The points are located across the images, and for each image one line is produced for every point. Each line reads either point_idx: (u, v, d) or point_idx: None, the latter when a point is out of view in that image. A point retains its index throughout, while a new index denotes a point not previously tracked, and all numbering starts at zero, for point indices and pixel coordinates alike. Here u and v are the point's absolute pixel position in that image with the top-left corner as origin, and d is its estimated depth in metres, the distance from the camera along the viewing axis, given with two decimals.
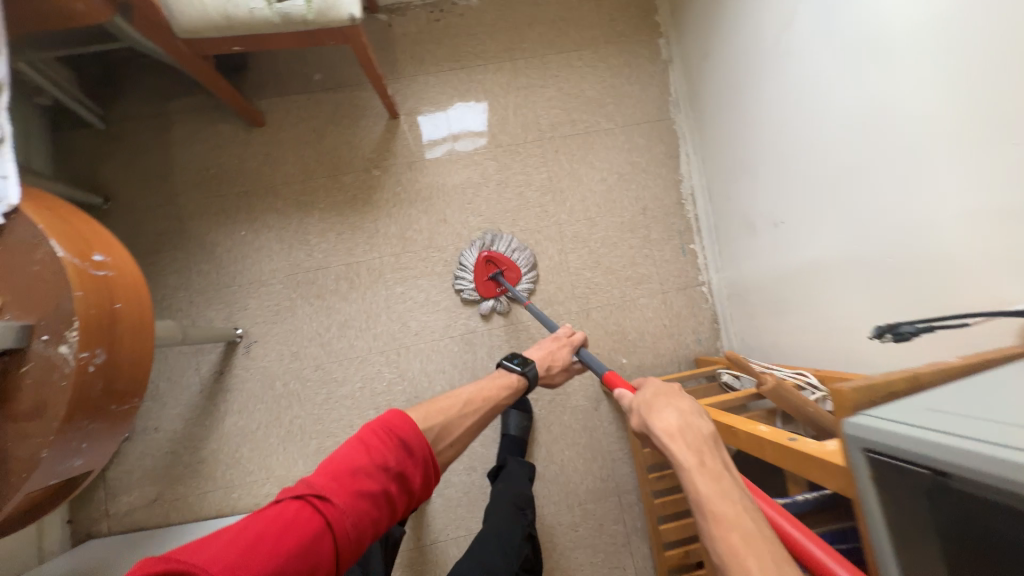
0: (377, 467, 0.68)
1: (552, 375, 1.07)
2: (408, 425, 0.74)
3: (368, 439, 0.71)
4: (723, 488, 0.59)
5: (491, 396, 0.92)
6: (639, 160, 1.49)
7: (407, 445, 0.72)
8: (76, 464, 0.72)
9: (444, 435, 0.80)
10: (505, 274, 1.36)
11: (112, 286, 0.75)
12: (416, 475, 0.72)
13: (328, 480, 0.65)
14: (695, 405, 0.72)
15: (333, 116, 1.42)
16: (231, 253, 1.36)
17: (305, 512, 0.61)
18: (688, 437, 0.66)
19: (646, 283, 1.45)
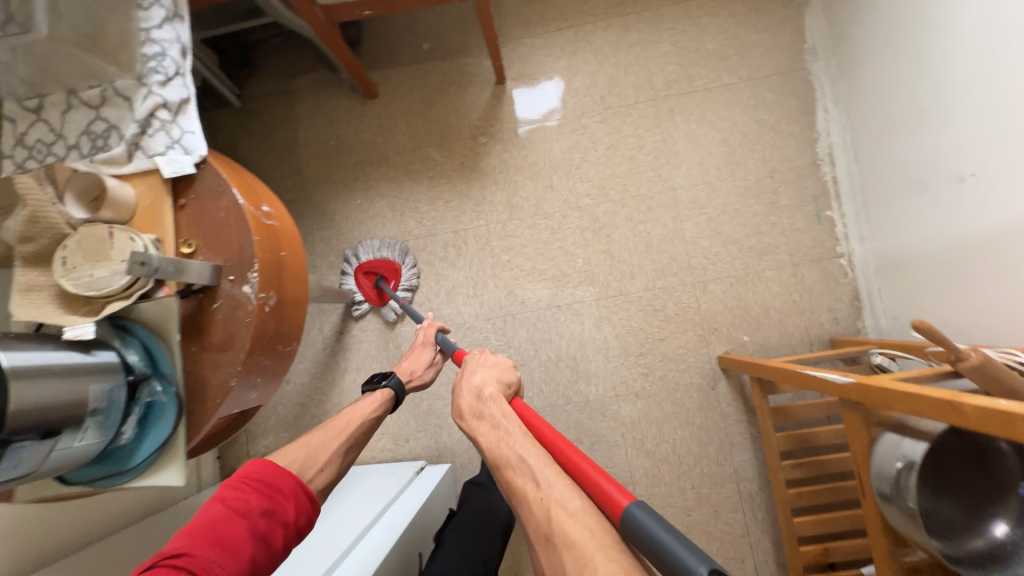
0: (240, 512, 0.63)
1: (419, 378, 1.04)
2: (266, 465, 0.70)
3: (224, 492, 0.66)
4: (501, 435, 0.64)
5: (356, 415, 0.89)
6: (767, 117, 1.34)
7: (269, 483, 0.68)
8: (251, 397, 0.79)
9: (310, 462, 0.77)
10: (386, 277, 1.35)
11: (278, 235, 0.80)
12: (289, 511, 0.68)
13: (186, 538, 0.60)
14: (502, 372, 0.81)
15: (441, 84, 1.43)
16: (348, 221, 1.43)
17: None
18: (472, 403, 0.73)
19: (773, 253, 1.31)
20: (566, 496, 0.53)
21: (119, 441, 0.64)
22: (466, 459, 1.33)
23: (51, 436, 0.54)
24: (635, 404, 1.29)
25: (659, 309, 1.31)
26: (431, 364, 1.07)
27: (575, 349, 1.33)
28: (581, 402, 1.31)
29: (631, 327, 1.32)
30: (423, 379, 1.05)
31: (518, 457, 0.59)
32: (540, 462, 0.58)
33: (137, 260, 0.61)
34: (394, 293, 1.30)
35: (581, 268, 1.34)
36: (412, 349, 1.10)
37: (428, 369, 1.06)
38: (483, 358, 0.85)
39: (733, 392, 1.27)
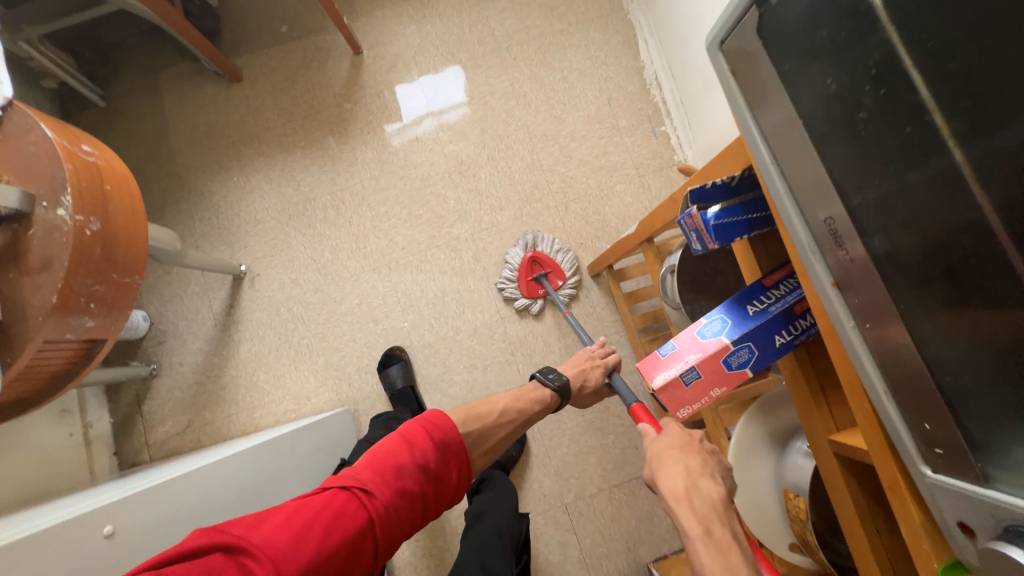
0: (419, 464, 0.71)
1: (584, 396, 1.03)
2: (447, 423, 0.77)
3: (412, 435, 0.74)
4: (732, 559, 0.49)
5: (525, 408, 0.93)
6: (598, 53, 1.51)
7: (446, 444, 0.75)
8: (88, 325, 0.81)
9: (478, 441, 0.83)
10: (551, 276, 1.36)
11: (101, 171, 0.85)
12: (452, 473, 0.75)
13: (374, 474, 0.69)
14: (721, 469, 0.62)
15: (302, 61, 1.52)
16: (227, 199, 1.47)
17: (350, 504, 0.65)
18: (698, 507, 0.55)
19: (621, 169, 1.45)
20: None
21: None
22: (370, 405, 1.36)
23: None
24: (521, 323, 1.38)
25: (530, 233, 1.42)
26: (598, 387, 1.05)
27: (459, 282, 1.40)
28: (471, 330, 1.38)
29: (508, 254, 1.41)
30: (581, 400, 1.05)
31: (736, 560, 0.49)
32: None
33: None
34: (553, 293, 1.30)
35: (454, 208, 1.44)
36: (581, 360, 1.08)
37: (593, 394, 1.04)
38: (693, 436, 0.65)
39: (606, 296, 1.39)
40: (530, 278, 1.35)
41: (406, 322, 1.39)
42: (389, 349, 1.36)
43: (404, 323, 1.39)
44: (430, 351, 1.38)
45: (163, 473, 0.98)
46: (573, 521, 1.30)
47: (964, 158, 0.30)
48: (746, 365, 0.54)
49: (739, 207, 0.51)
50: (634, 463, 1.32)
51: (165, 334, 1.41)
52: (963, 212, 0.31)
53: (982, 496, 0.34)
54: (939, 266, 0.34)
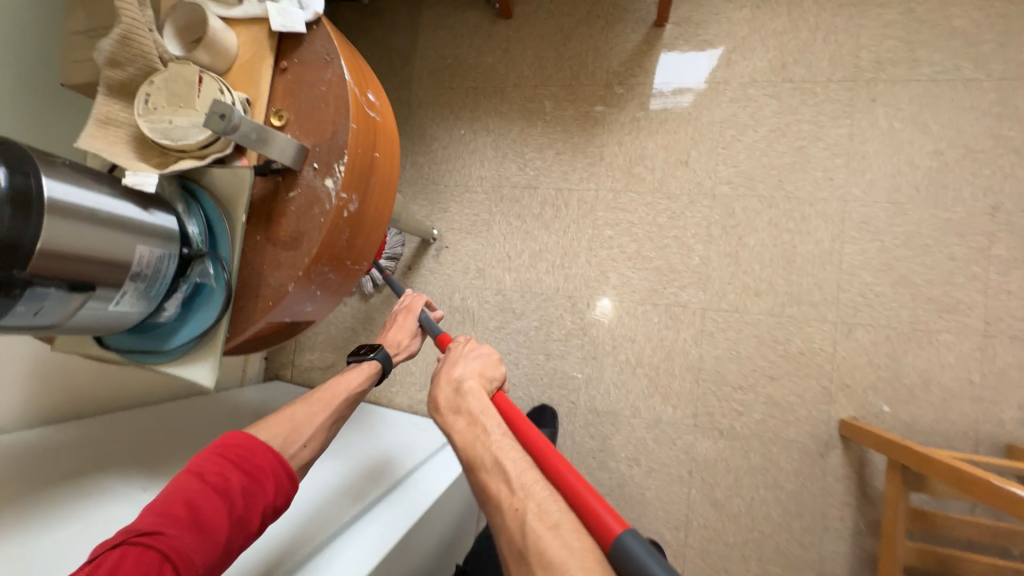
0: (214, 489, 0.52)
1: (406, 348, 0.87)
2: (248, 440, 0.59)
3: (200, 465, 0.54)
4: (473, 436, 0.59)
5: (341, 387, 0.74)
6: (1012, 134, 0.99)
7: (251, 458, 0.57)
8: (306, 309, 0.68)
9: (295, 437, 0.64)
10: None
11: (377, 133, 0.67)
12: (268, 492, 0.56)
13: (155, 516, 0.48)
14: (484, 364, 0.70)
15: (588, 15, 1.21)
16: (446, 151, 1.29)
17: (129, 558, 0.43)
18: (452, 402, 0.65)
19: (960, 313, 0.99)
20: (552, 509, 0.48)
21: (159, 317, 0.56)
22: None
23: (78, 292, 0.46)
24: (716, 442, 1.07)
25: (780, 341, 1.06)
26: (414, 333, 0.89)
27: (660, 358, 1.12)
28: (650, 420, 1.11)
29: (737, 353, 1.08)
30: (411, 349, 0.88)
31: (494, 459, 0.55)
32: (517, 467, 0.53)
33: (216, 111, 0.51)
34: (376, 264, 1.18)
35: (695, 268, 1.11)
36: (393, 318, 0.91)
37: (414, 340, 0.89)
38: (469, 347, 0.73)
39: (847, 468, 1.01)
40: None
41: (579, 374, 1.16)
42: (541, 407, 1.15)
43: (577, 375, 1.16)
44: (593, 419, 1.14)
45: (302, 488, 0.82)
46: None
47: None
48: None
49: None
50: None
51: None
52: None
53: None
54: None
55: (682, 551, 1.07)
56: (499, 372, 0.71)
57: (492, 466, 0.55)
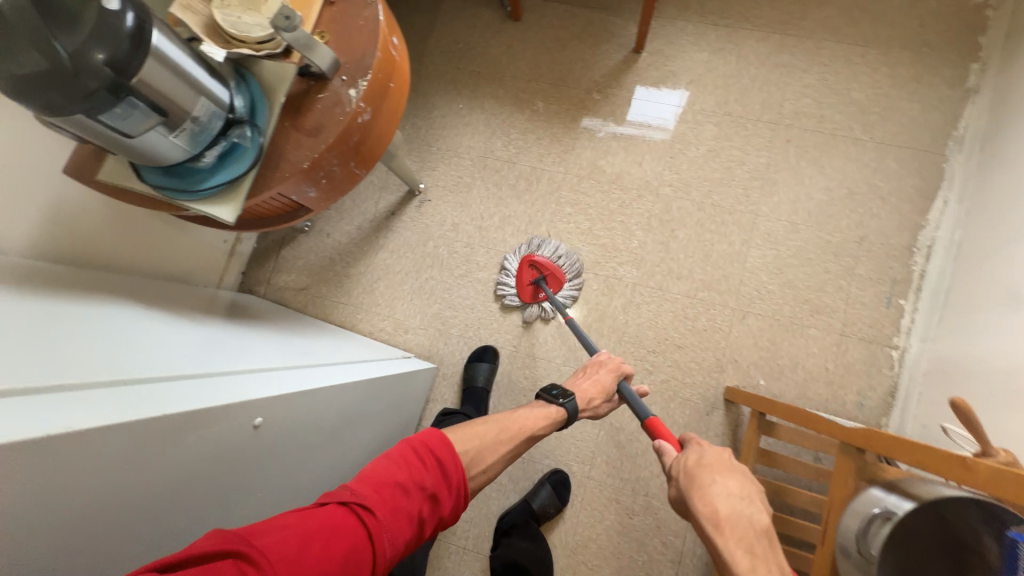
0: (415, 485, 0.65)
1: (594, 407, 0.98)
2: (443, 445, 0.71)
3: (407, 455, 0.67)
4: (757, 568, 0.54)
5: (526, 424, 0.86)
6: (882, 185, 1.28)
7: (442, 468, 0.69)
8: (310, 194, 0.84)
9: (477, 459, 0.76)
10: (549, 280, 1.31)
11: (395, 68, 0.85)
12: (442, 505, 0.67)
13: (371, 489, 0.61)
14: (756, 491, 0.62)
15: (581, 32, 1.45)
16: (443, 119, 1.49)
17: (350, 520, 0.57)
18: (740, 530, 0.57)
19: (826, 315, 1.25)
20: None
21: (198, 163, 0.71)
22: (451, 373, 1.36)
23: (157, 114, 0.61)
24: None
25: (690, 318, 1.29)
26: (608, 396, 1.00)
27: (594, 319, 1.32)
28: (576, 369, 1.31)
29: (656, 324, 1.30)
30: (600, 405, 0.99)
31: None
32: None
33: (284, 13, 0.67)
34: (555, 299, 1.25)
35: (633, 249, 1.34)
36: (592, 369, 1.03)
37: (604, 403, 1.00)
38: (725, 456, 0.66)
39: (725, 426, 1.24)
40: (526, 282, 1.31)
41: (524, 324, 1.35)
42: (485, 346, 1.33)
43: (522, 324, 1.34)
44: (530, 362, 1.33)
45: (268, 341, 0.93)
46: None
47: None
48: None
49: None
50: None
51: None
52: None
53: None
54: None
55: (585, 481, 1.26)
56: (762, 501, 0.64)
57: None
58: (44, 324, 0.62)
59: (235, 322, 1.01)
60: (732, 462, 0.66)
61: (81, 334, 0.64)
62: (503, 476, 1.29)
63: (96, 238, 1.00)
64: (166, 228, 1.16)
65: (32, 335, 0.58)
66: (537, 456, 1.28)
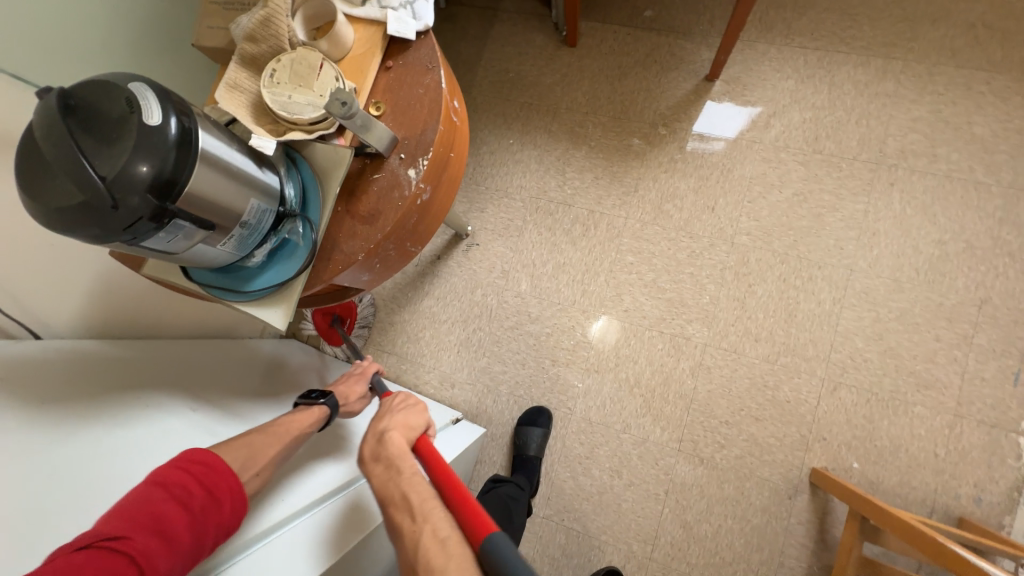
0: (179, 501, 0.58)
1: (351, 408, 0.90)
2: (208, 454, 0.65)
3: (164, 473, 0.61)
4: (395, 491, 0.64)
5: (293, 425, 0.78)
6: (1010, 238, 1.08)
7: (212, 472, 0.63)
8: (363, 279, 0.76)
9: (251, 464, 0.68)
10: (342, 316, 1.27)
11: (456, 137, 0.75)
12: (226, 508, 0.62)
13: (119, 520, 0.54)
14: (407, 408, 0.76)
15: (645, 58, 1.31)
16: (492, 156, 1.38)
17: (96, 559, 0.50)
18: (373, 448, 0.71)
19: (937, 391, 1.08)
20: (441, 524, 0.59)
21: (247, 262, 0.64)
22: (500, 433, 1.27)
23: (203, 229, 0.54)
24: (695, 468, 1.16)
25: (769, 386, 1.15)
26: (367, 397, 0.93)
27: (658, 382, 1.20)
28: (638, 438, 1.19)
29: (729, 391, 1.16)
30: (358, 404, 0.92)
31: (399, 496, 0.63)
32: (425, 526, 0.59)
33: (340, 99, 0.59)
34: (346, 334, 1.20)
35: (704, 305, 1.20)
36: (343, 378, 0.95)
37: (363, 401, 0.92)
38: (396, 398, 0.79)
39: (811, 513, 1.09)
40: (323, 326, 1.26)
41: (579, 384, 1.24)
42: (538, 408, 1.23)
43: (578, 384, 1.24)
44: (586, 427, 1.22)
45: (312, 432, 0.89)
46: None
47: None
48: None
49: None
50: None
51: None
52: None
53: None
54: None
55: (646, 563, 1.15)
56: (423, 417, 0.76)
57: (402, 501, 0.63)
58: (88, 473, 0.61)
59: (281, 396, 0.98)
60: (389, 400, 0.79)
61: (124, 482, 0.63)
62: (555, 549, 1.20)
63: (141, 310, 0.96)
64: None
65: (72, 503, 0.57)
66: (593, 531, 1.18)
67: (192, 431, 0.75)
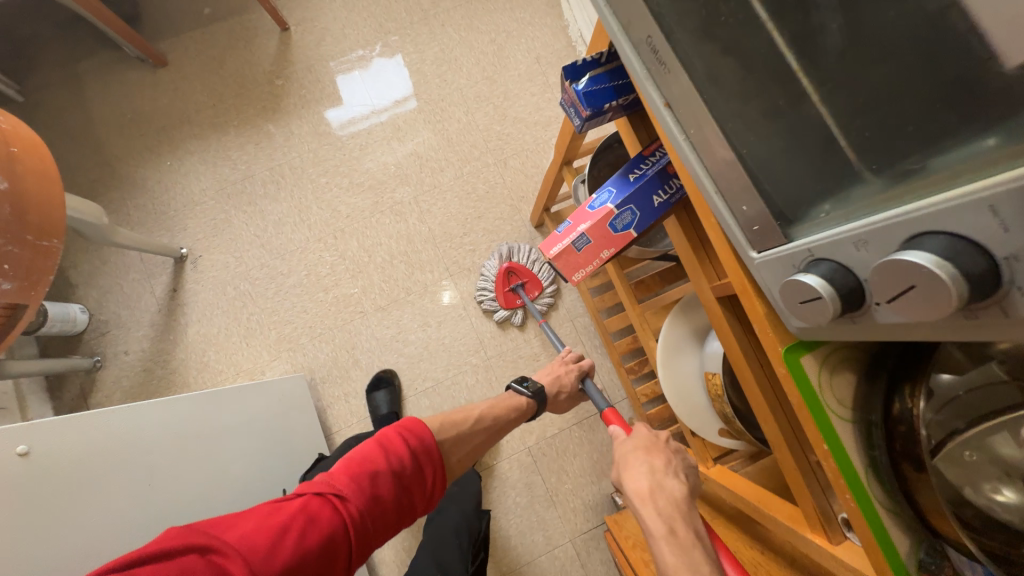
0: (394, 471, 0.63)
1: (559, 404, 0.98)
2: (423, 426, 0.68)
3: (385, 438, 0.65)
4: (694, 563, 0.52)
5: (494, 405, 0.85)
6: (524, 16, 1.56)
7: (424, 446, 0.67)
8: (3, 287, 0.80)
9: (460, 445, 0.75)
10: (528, 286, 1.36)
11: (6, 134, 0.83)
12: (430, 481, 0.67)
13: (347, 477, 0.61)
14: (675, 466, 0.65)
15: (229, 42, 1.51)
16: (162, 183, 1.44)
17: (319, 511, 0.57)
18: (660, 506, 0.59)
19: (555, 123, 1.50)
20: None
21: None
22: (327, 372, 1.36)
23: None
24: (470, 278, 1.41)
25: (471, 191, 1.45)
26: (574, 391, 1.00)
27: (406, 244, 1.42)
28: (422, 290, 1.40)
29: (452, 213, 1.44)
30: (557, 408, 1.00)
31: None
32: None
33: None
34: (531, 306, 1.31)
35: (395, 173, 1.46)
36: (557, 365, 1.03)
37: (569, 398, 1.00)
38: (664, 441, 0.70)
39: None
40: (505, 286, 1.34)
41: (356, 290, 1.39)
42: (380, 372, 1.34)
43: (355, 291, 1.39)
44: (383, 313, 1.38)
45: None
46: (537, 463, 1.33)
47: (768, 12, 0.35)
48: (631, 227, 0.58)
49: (603, 76, 0.56)
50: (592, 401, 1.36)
51: (107, 324, 1.38)
52: (786, 66, 0.35)
53: (812, 245, 0.34)
54: (846, 66, 0.33)
55: (490, 363, 1.37)
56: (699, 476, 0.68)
57: None
58: None
59: None
60: (669, 443, 0.70)
61: None
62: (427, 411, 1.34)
63: None
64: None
65: None
66: (441, 375, 1.36)
67: None
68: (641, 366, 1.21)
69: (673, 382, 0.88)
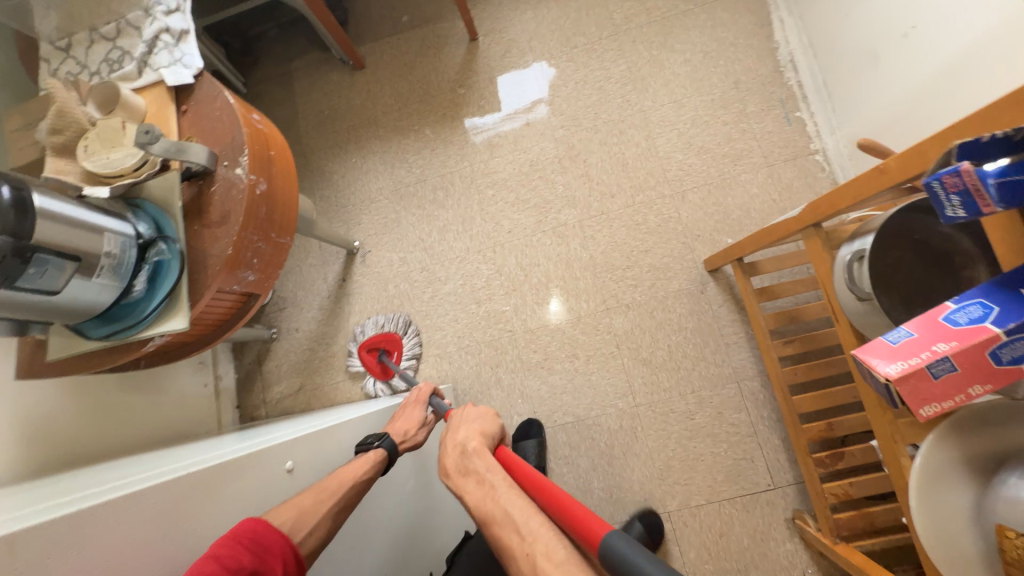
0: (228, 574, 0.54)
1: (413, 439, 0.94)
2: (259, 524, 0.62)
3: (212, 549, 0.57)
4: (487, 492, 0.65)
5: (350, 475, 0.76)
6: (726, 35, 1.41)
7: (261, 542, 0.60)
8: (249, 279, 0.87)
9: (300, 524, 0.66)
10: (389, 350, 1.36)
11: (267, 137, 0.90)
12: (278, 572, 0.59)
13: None
14: (485, 426, 0.79)
15: (420, 48, 1.57)
16: (345, 178, 1.55)
17: None
18: (458, 463, 0.72)
19: (747, 158, 1.34)
20: (554, 546, 0.54)
21: (131, 294, 0.74)
22: (468, 386, 1.36)
23: (70, 262, 0.65)
24: (626, 315, 1.32)
25: (641, 222, 1.35)
26: (423, 421, 0.98)
27: (564, 269, 1.37)
28: (573, 319, 1.34)
29: (616, 243, 1.35)
30: (417, 440, 0.95)
31: (504, 513, 0.61)
32: (524, 515, 0.59)
33: (141, 129, 0.72)
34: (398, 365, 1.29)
35: (562, 193, 1.41)
36: (402, 408, 1.01)
37: (422, 429, 0.97)
38: (468, 412, 0.83)
39: (724, 294, 1.28)
40: (373, 362, 1.35)
41: (508, 308, 1.37)
42: (527, 421, 1.29)
43: (507, 309, 1.37)
44: (531, 337, 1.35)
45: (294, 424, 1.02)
46: (676, 532, 1.21)
47: None
48: (1021, 362, 0.43)
49: None
50: (750, 478, 1.20)
51: (284, 301, 1.52)
52: None
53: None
54: None
55: (637, 411, 1.27)
56: (501, 428, 0.82)
57: (504, 518, 0.60)
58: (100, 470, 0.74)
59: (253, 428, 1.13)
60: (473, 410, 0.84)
61: (144, 461, 0.78)
62: (564, 448, 1.28)
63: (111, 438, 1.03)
64: (136, 399, 1.12)
65: (89, 475, 0.72)
66: (583, 413, 1.29)
67: (197, 448, 0.86)
68: (835, 461, 1.02)
69: (930, 519, 0.70)
